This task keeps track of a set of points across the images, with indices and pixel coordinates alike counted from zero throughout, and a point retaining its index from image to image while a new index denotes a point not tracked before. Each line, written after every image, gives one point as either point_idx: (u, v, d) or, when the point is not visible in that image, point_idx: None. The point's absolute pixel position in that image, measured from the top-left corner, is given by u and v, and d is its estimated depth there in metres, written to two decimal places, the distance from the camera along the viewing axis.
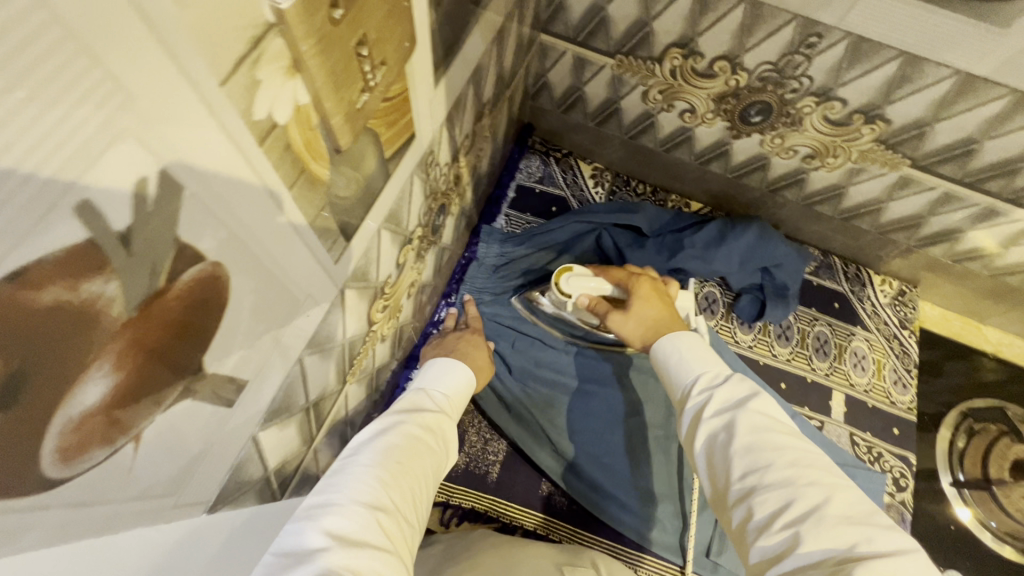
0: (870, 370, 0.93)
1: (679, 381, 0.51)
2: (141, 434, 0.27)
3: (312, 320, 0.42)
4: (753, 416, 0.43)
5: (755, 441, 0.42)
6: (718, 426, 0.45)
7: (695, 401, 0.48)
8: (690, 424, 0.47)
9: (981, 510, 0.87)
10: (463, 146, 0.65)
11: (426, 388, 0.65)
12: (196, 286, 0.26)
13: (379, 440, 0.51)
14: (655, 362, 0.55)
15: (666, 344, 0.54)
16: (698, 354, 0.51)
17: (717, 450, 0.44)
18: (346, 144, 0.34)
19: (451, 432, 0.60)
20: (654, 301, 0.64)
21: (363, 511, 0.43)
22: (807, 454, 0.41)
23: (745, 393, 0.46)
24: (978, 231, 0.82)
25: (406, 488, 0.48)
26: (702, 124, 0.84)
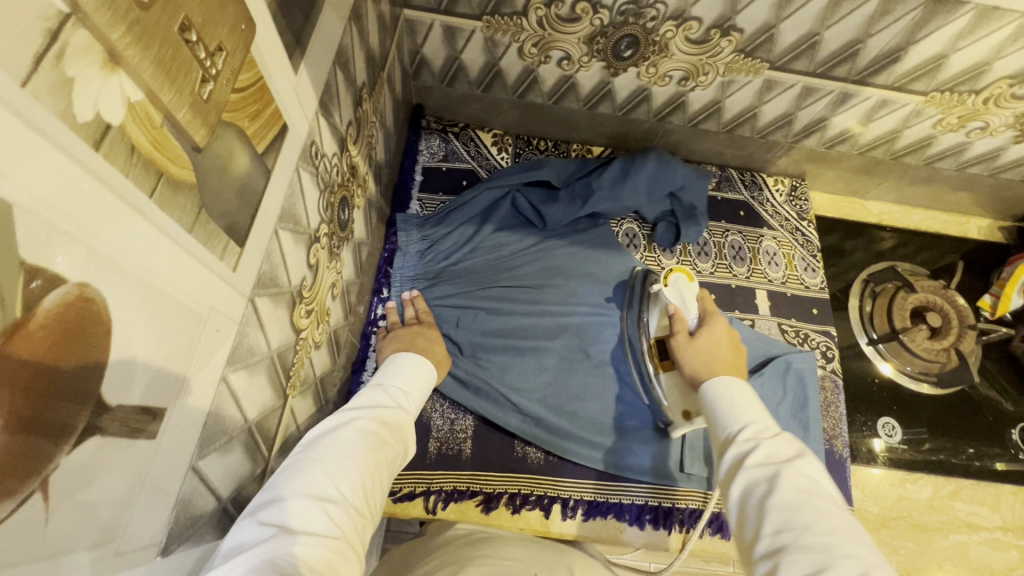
0: (783, 263, 1.02)
1: (725, 425, 0.56)
2: (48, 482, 0.25)
3: (225, 334, 0.40)
4: (797, 476, 0.46)
5: (797, 497, 0.44)
6: (756, 477, 0.48)
7: (737, 444, 0.52)
8: (729, 466, 0.51)
9: (897, 360, 0.97)
10: (349, 135, 0.63)
11: (384, 385, 0.63)
12: (66, 311, 0.24)
13: (332, 433, 0.51)
14: (706, 401, 0.62)
15: (731, 392, 0.60)
16: (751, 410, 0.57)
17: (755, 501, 0.46)
18: (205, 141, 0.33)
19: (407, 424, 0.59)
20: (727, 343, 0.73)
21: (306, 503, 0.43)
22: (848, 528, 0.42)
23: (791, 452, 0.49)
24: (840, 116, 0.90)
25: (359, 478, 0.48)
26: (581, 69, 0.87)
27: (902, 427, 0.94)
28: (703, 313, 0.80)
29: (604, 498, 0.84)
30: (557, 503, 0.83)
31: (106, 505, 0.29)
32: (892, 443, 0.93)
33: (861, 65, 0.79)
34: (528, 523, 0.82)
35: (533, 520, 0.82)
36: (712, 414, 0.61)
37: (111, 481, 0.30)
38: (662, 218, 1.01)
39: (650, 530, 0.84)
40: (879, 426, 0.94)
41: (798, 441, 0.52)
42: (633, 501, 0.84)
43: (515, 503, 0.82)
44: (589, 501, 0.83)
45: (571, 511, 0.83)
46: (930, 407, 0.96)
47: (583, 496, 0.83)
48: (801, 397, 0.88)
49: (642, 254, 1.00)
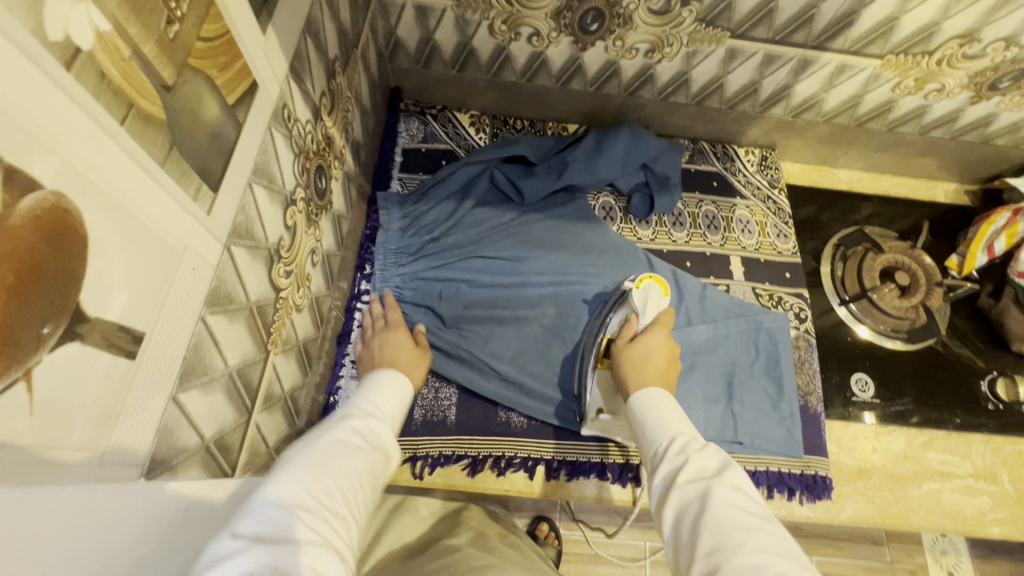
0: (756, 231, 1.05)
1: (654, 442, 0.60)
2: (32, 373, 0.27)
3: (200, 273, 0.42)
4: (725, 491, 0.50)
5: (726, 516, 0.47)
6: (687, 496, 0.51)
7: (669, 462, 0.56)
8: (663, 485, 0.54)
9: (870, 321, 1.01)
10: (323, 105, 0.66)
11: (359, 403, 0.63)
12: (43, 214, 0.26)
13: (307, 449, 0.50)
14: (636, 412, 0.66)
15: (652, 407, 0.65)
16: (677, 422, 0.61)
17: (689, 520, 0.49)
18: (173, 79, 0.35)
19: (381, 437, 0.58)
20: (662, 352, 0.76)
21: (284, 513, 0.41)
22: (779, 541, 0.46)
23: (717, 466, 0.53)
24: (803, 84, 0.94)
25: (334, 485, 0.47)
26: (551, 45, 0.90)
27: (875, 382, 0.98)
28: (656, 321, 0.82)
29: (587, 458, 0.86)
30: (541, 465, 0.85)
31: (91, 412, 0.32)
32: (866, 399, 0.96)
33: (817, 30, 0.82)
34: (514, 485, 0.84)
35: (519, 482, 0.84)
36: (640, 429, 0.64)
37: (93, 390, 0.32)
38: (637, 190, 1.04)
39: (632, 488, 0.85)
40: (852, 382, 0.97)
41: (723, 453, 0.56)
42: (614, 461, 0.86)
43: (500, 466, 0.84)
44: (573, 462, 0.86)
45: (555, 472, 0.85)
46: (899, 363, 0.99)
47: (566, 457, 0.86)
48: (774, 355, 0.93)
49: (619, 225, 1.03)
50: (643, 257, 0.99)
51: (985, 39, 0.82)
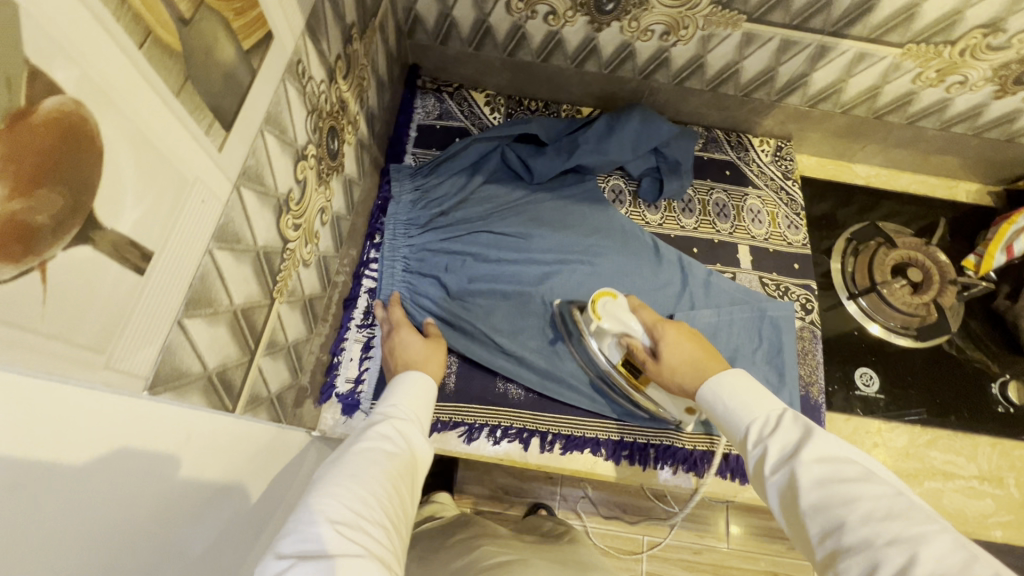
0: (766, 221, 1.04)
1: (735, 429, 0.60)
2: (46, 266, 0.30)
3: (208, 207, 0.44)
4: (810, 467, 0.50)
5: (819, 495, 0.48)
6: (780, 481, 0.52)
7: (753, 453, 0.56)
8: (757, 474, 0.55)
9: (880, 317, 0.99)
10: (339, 68, 0.68)
11: (383, 409, 0.66)
12: (61, 118, 0.29)
13: (340, 466, 0.54)
14: (705, 403, 0.65)
15: (714, 397, 0.64)
16: (751, 400, 0.60)
17: (791, 504, 0.50)
18: (189, 14, 0.37)
19: (408, 440, 0.63)
20: (688, 343, 0.73)
21: (320, 526, 0.46)
22: (882, 500, 0.45)
23: (799, 440, 0.53)
24: (820, 72, 0.93)
25: (367, 495, 0.51)
26: (566, 25, 0.91)
27: (880, 377, 0.96)
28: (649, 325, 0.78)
29: (582, 433, 0.87)
30: (536, 437, 0.86)
31: (100, 317, 0.34)
32: (868, 393, 0.94)
33: (835, 16, 0.82)
34: (508, 454, 0.86)
35: (513, 453, 0.86)
36: (716, 414, 0.64)
37: (101, 296, 0.34)
38: (647, 174, 1.04)
39: (625, 466, 0.87)
40: (856, 376, 0.95)
41: (803, 419, 0.55)
42: (608, 437, 0.87)
43: (495, 436, 0.86)
44: (568, 436, 0.87)
45: (549, 445, 0.86)
46: (908, 361, 0.97)
47: (561, 431, 0.87)
48: (777, 344, 0.93)
49: (627, 209, 1.03)
50: (649, 241, 1.00)
51: (1010, 29, 0.80)
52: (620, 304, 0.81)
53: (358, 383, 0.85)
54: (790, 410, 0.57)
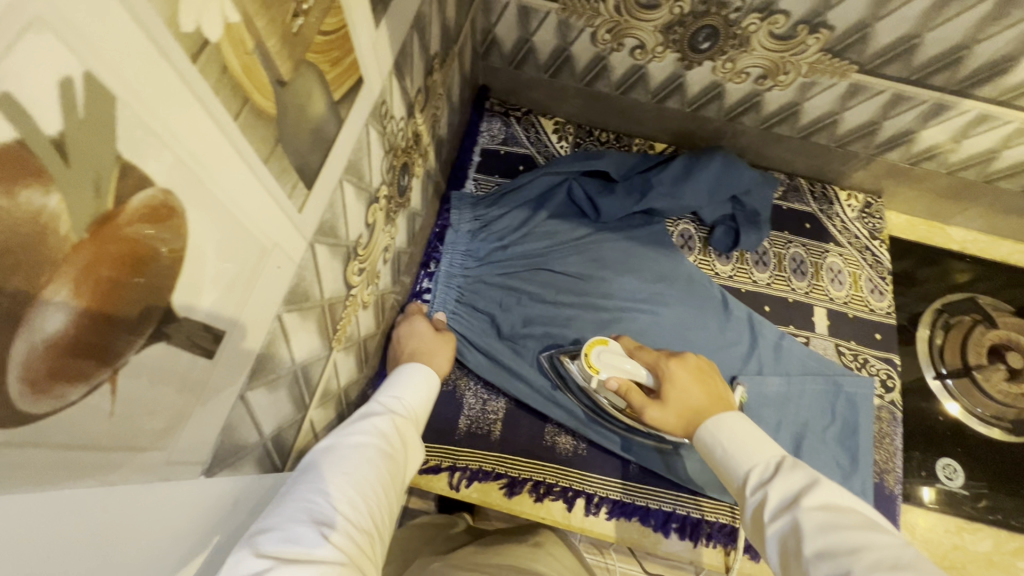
0: (847, 283, 0.96)
1: (733, 474, 0.55)
2: (118, 374, 0.26)
3: (284, 270, 0.41)
4: (812, 513, 0.45)
5: (824, 543, 0.42)
6: (781, 529, 0.46)
7: (751, 499, 0.51)
8: (754, 524, 0.50)
9: (966, 400, 0.90)
10: (417, 101, 0.64)
11: (381, 395, 0.61)
12: (149, 212, 0.25)
13: (333, 454, 0.49)
14: (703, 446, 0.60)
15: (715, 438, 0.58)
16: (754, 443, 0.55)
17: (790, 554, 0.45)
18: (289, 75, 0.34)
19: (406, 432, 0.58)
20: (696, 382, 0.67)
21: (305, 529, 0.41)
22: (889, 550, 0.40)
23: (802, 484, 0.48)
24: (930, 130, 0.84)
25: (356, 497, 0.46)
26: (653, 60, 0.85)
27: (965, 471, 0.87)
28: (651, 365, 0.70)
29: (631, 499, 0.81)
30: (582, 498, 0.81)
31: (165, 413, 0.31)
32: (951, 487, 0.86)
33: (963, 74, 0.73)
34: (550, 514, 0.80)
35: (555, 512, 0.80)
36: (713, 458, 0.58)
37: (168, 391, 0.30)
38: (721, 222, 0.97)
39: (675, 539, 0.80)
40: (937, 467, 0.87)
41: (806, 466, 0.51)
42: (659, 507, 0.81)
43: (538, 492, 0.81)
44: (615, 501, 0.81)
45: (594, 508, 0.81)
46: (998, 456, 0.88)
47: (609, 494, 0.81)
48: (852, 424, 0.85)
49: (696, 256, 0.97)
50: (718, 293, 0.93)
51: None
52: (614, 349, 0.72)
53: None
54: (791, 456, 0.52)
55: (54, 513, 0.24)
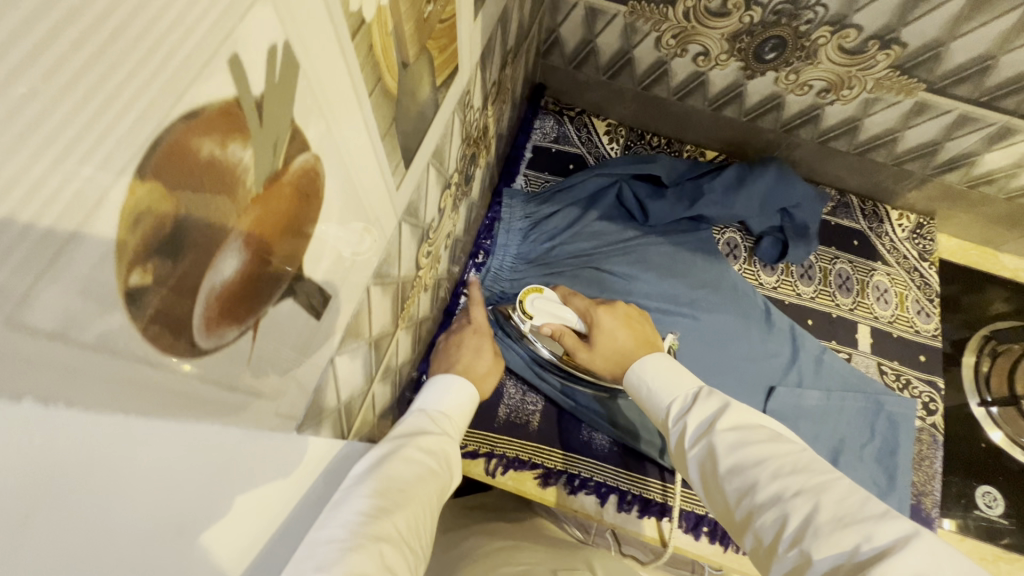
0: (893, 302, 0.95)
1: (658, 408, 0.60)
2: (258, 324, 0.28)
3: (378, 244, 0.43)
4: (725, 436, 0.49)
5: (736, 460, 0.47)
6: (698, 455, 0.51)
7: (674, 430, 0.56)
8: (678, 452, 0.55)
9: (1010, 429, 0.89)
10: (491, 94, 0.66)
11: (425, 409, 0.64)
12: (303, 175, 0.27)
13: (387, 467, 0.50)
14: (630, 385, 0.65)
15: (636, 374, 0.63)
16: (669, 375, 0.60)
17: (709, 476, 0.49)
18: (412, 57, 0.36)
19: (452, 451, 0.59)
20: (621, 327, 0.72)
21: (367, 545, 0.41)
22: (789, 457, 0.46)
23: (715, 410, 0.53)
24: (994, 153, 0.84)
25: (407, 518, 0.47)
26: (716, 67, 0.85)
27: (1006, 501, 0.86)
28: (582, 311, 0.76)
29: (663, 499, 0.82)
30: (614, 494, 0.82)
31: (282, 366, 0.33)
32: (991, 516, 0.84)
33: None
34: (583, 507, 0.81)
35: (588, 505, 0.81)
36: (639, 393, 0.63)
37: (286, 345, 0.33)
38: (768, 233, 0.97)
39: (706, 542, 0.80)
40: (977, 495, 0.86)
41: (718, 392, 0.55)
42: (692, 509, 0.82)
43: (573, 485, 0.82)
44: (648, 499, 0.82)
45: (627, 505, 0.82)
46: None
47: (642, 493, 0.82)
48: (891, 443, 0.84)
49: (741, 265, 0.97)
50: (761, 303, 0.93)
51: None
52: (549, 296, 0.78)
53: None
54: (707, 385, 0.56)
55: (198, 446, 0.26)
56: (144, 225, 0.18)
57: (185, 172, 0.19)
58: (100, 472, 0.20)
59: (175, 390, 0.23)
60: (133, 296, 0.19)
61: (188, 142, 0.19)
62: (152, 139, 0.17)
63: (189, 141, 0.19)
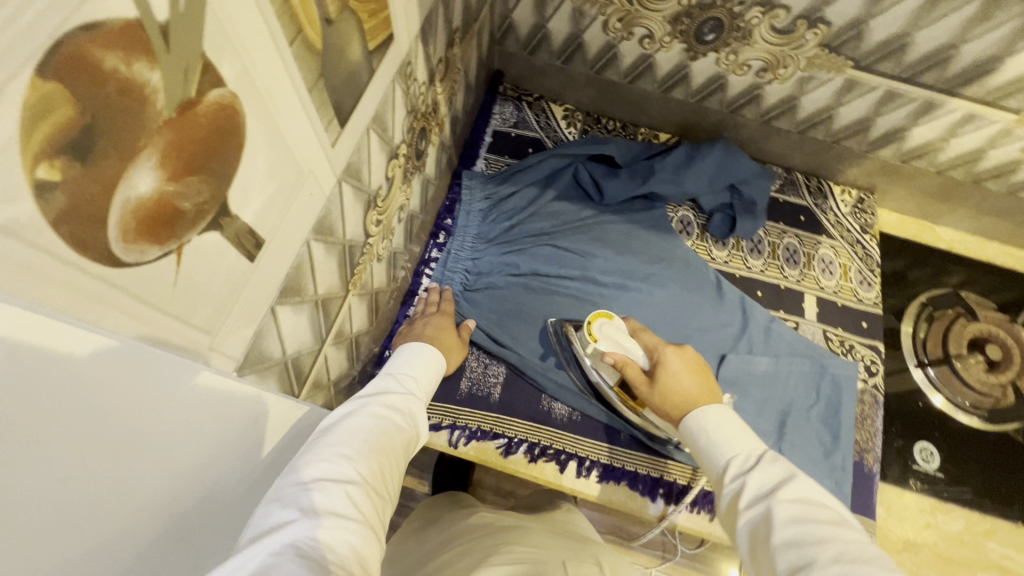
0: (838, 273, 1.00)
1: (713, 464, 0.53)
2: (183, 248, 0.30)
3: (315, 198, 0.45)
4: (785, 505, 0.44)
5: (794, 533, 0.42)
6: (753, 517, 0.46)
7: (729, 488, 0.50)
8: (728, 512, 0.49)
9: (947, 390, 0.94)
10: (438, 71, 0.69)
11: (393, 372, 0.65)
12: (219, 109, 0.29)
13: (351, 418, 0.52)
14: (687, 433, 0.58)
15: (699, 420, 0.57)
16: (741, 432, 0.54)
17: (761, 544, 0.44)
18: (335, 14, 0.38)
19: (418, 408, 0.60)
20: (689, 369, 0.67)
21: (331, 486, 0.43)
22: (854, 543, 0.40)
23: (780, 477, 0.47)
24: (921, 127, 0.89)
25: (376, 463, 0.48)
26: (661, 49, 0.89)
27: (941, 455, 0.91)
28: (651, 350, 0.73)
29: (621, 464, 0.85)
30: (574, 460, 0.85)
31: (215, 300, 0.35)
32: (927, 469, 0.90)
33: (951, 73, 0.78)
34: (543, 474, 0.84)
35: (548, 472, 0.84)
36: (695, 446, 0.57)
37: (219, 279, 0.35)
38: (719, 210, 1.02)
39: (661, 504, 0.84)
40: (915, 451, 0.91)
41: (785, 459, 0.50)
42: (647, 472, 0.84)
43: (533, 453, 0.84)
44: (606, 464, 0.85)
45: (586, 471, 0.84)
46: (973, 443, 0.92)
47: (600, 458, 0.85)
48: (835, 404, 0.89)
49: (694, 241, 1.01)
50: (713, 277, 0.97)
51: None
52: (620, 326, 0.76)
53: None
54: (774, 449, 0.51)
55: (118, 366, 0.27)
56: (50, 121, 0.20)
57: (85, 79, 0.21)
58: (72, 479, 0.25)
59: (94, 293, 0.25)
60: (42, 187, 0.21)
61: (87, 52, 0.21)
62: (52, 40, 0.19)
63: (89, 52, 0.21)
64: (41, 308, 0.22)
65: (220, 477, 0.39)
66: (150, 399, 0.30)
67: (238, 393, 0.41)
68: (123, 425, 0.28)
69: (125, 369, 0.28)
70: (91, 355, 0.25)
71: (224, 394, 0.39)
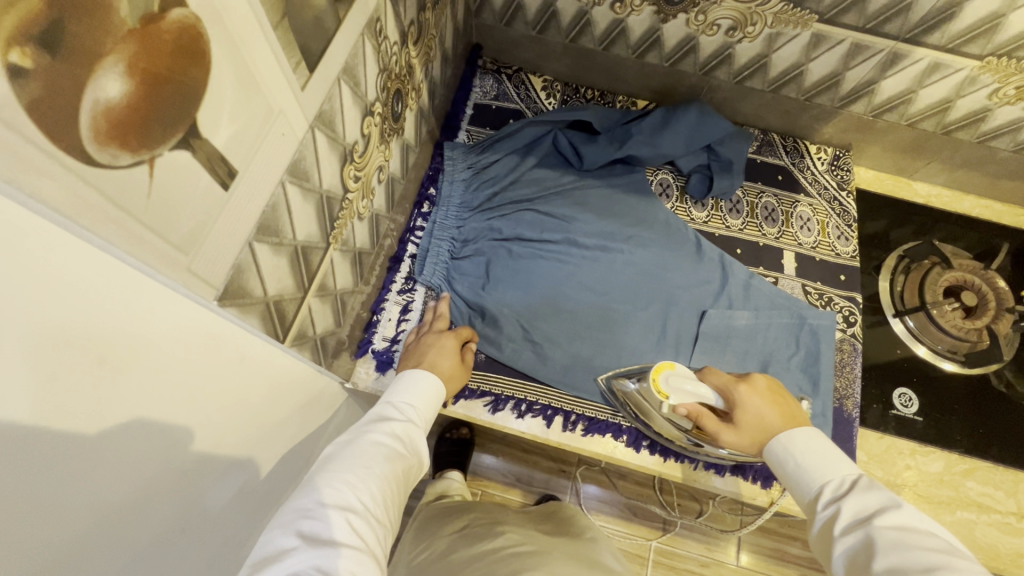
0: (816, 229, 1.02)
1: (803, 489, 0.55)
2: (155, 161, 0.33)
3: (285, 142, 0.47)
4: (884, 532, 0.45)
5: (894, 560, 0.42)
6: (851, 544, 0.47)
7: (821, 514, 0.52)
8: (822, 536, 0.50)
9: (925, 338, 0.96)
10: (410, 34, 0.71)
11: (392, 400, 0.65)
12: (182, 30, 0.32)
13: (353, 447, 0.55)
14: (772, 460, 0.60)
15: (783, 451, 0.59)
16: (830, 460, 0.55)
17: (859, 568, 0.45)
18: None
19: (420, 437, 0.62)
20: (770, 405, 0.64)
21: (334, 514, 0.47)
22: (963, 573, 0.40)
23: (881, 505, 0.48)
24: (889, 80, 0.91)
25: (377, 492, 0.51)
26: (632, 13, 0.92)
27: (919, 400, 0.93)
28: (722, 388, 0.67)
29: (605, 417, 0.87)
30: (559, 415, 0.87)
31: (191, 220, 0.37)
32: (906, 414, 0.92)
33: (913, 22, 0.80)
34: (531, 430, 0.86)
35: (536, 427, 0.87)
36: (783, 474, 0.59)
37: (192, 199, 0.37)
38: (696, 171, 1.04)
39: (646, 455, 0.86)
40: (894, 396, 0.93)
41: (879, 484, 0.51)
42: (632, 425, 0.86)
43: (520, 410, 0.87)
44: (592, 419, 0.87)
45: (571, 424, 0.87)
46: (951, 387, 0.94)
47: (585, 412, 0.87)
48: (814, 352, 0.91)
49: (673, 203, 1.03)
50: (692, 237, 0.99)
51: None
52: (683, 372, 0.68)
53: (394, 342, 0.88)
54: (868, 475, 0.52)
55: (78, 261, 0.29)
56: (19, 11, 0.23)
57: None
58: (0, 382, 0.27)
59: (69, 185, 0.27)
60: (15, 72, 0.23)
61: None
62: None
63: None
64: (17, 190, 0.25)
65: (155, 455, 0.40)
66: (94, 436, 0.33)
67: (193, 421, 0.43)
68: (50, 483, 0.31)
69: (56, 427, 0.31)
70: (56, 237, 0.28)
71: (171, 422, 0.41)
